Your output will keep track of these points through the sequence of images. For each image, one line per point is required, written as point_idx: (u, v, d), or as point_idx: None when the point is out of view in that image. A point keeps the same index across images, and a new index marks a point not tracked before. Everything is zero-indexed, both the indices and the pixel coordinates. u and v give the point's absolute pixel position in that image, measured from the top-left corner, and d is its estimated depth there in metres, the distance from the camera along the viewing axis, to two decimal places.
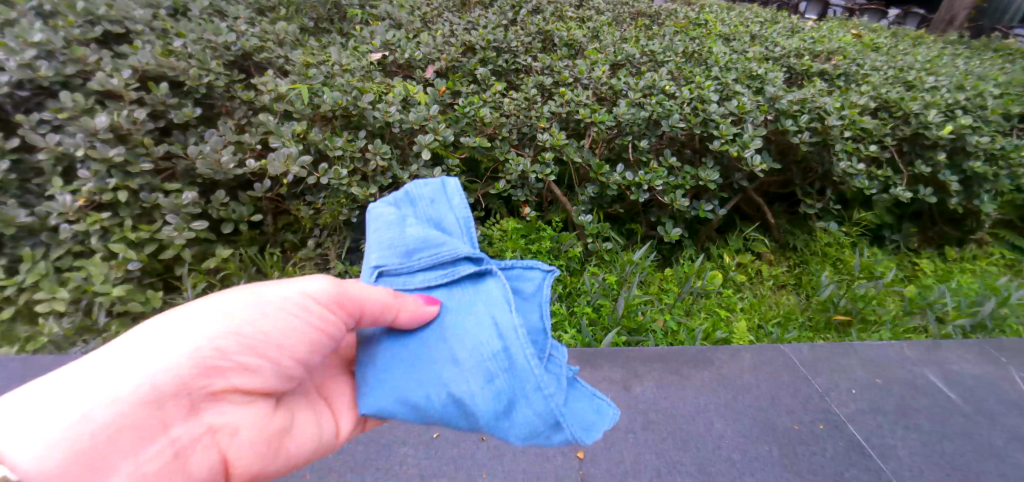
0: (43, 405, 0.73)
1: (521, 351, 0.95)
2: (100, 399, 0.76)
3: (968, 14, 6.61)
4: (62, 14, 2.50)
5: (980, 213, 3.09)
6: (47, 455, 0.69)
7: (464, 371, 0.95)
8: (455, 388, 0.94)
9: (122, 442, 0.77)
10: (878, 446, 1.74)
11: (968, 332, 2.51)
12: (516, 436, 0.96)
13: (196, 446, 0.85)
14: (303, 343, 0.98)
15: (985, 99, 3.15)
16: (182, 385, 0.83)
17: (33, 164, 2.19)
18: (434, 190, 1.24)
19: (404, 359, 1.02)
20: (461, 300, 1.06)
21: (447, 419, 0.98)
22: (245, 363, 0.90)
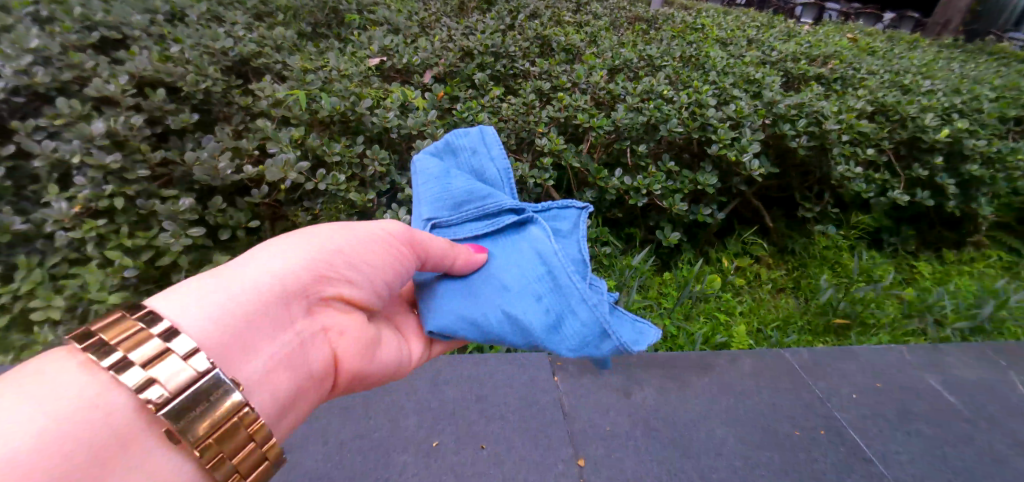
0: (204, 290, 0.85)
1: (562, 275, 1.30)
2: (246, 287, 0.89)
3: (962, 17, 6.65)
4: (58, 20, 2.49)
5: (977, 216, 3.10)
6: (205, 326, 0.80)
7: (519, 294, 1.28)
8: (514, 306, 1.26)
9: (263, 327, 0.88)
10: (880, 452, 1.73)
11: (967, 335, 2.51)
12: (563, 343, 1.25)
13: (315, 342, 0.97)
14: (389, 265, 1.14)
15: (981, 102, 3.16)
16: (303, 285, 0.97)
17: (29, 170, 2.18)
18: (469, 152, 1.58)
19: (465, 289, 1.30)
20: (505, 248, 1.39)
21: (506, 333, 1.25)
22: (348, 275, 1.05)
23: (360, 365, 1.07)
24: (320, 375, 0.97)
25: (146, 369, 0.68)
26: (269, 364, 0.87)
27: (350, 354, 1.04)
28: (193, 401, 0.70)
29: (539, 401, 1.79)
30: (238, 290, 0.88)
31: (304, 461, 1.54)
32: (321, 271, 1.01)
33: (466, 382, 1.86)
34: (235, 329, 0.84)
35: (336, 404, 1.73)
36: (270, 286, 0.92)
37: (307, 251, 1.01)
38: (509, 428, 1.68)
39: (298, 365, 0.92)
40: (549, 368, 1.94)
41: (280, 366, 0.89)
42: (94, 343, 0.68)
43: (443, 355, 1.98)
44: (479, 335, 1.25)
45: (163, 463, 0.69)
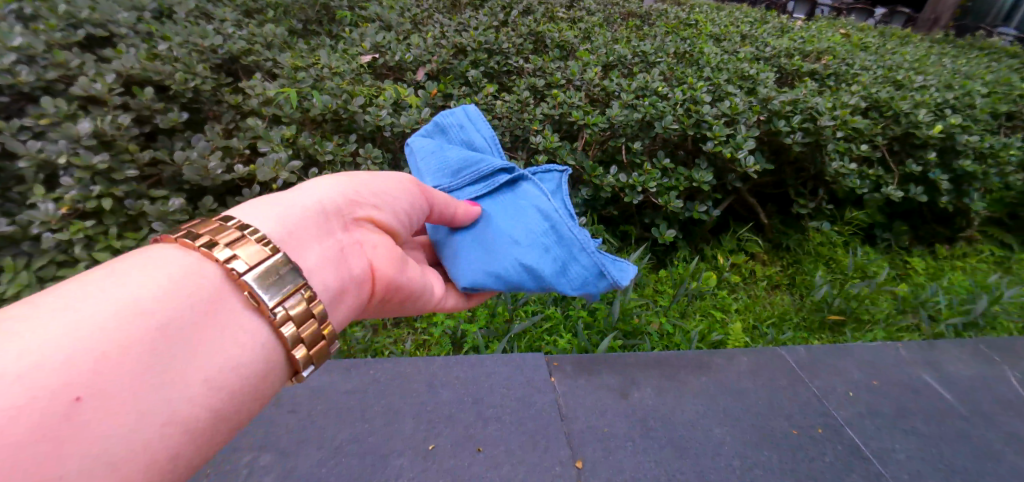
0: (260, 203, 0.89)
1: (562, 226, 1.40)
2: (298, 199, 0.94)
3: (952, 13, 6.69)
4: (42, 17, 2.44)
5: (970, 211, 3.13)
6: (270, 227, 0.84)
7: (528, 245, 1.37)
8: (527, 256, 1.35)
9: (314, 228, 0.91)
10: (877, 450, 1.74)
11: (960, 330, 2.52)
12: (571, 285, 1.39)
13: (358, 251, 0.99)
14: (414, 201, 1.19)
15: (973, 98, 3.17)
16: (345, 205, 1.01)
17: (13, 171, 2.13)
18: (460, 125, 1.69)
19: (480, 245, 1.37)
20: (505, 205, 1.47)
21: (523, 281, 1.35)
22: (382, 204, 1.10)
23: (398, 281, 1.09)
24: (364, 281, 0.99)
25: (227, 247, 0.74)
26: (320, 263, 0.89)
27: (391, 269, 1.06)
28: (267, 273, 0.74)
29: (536, 403, 1.78)
30: (280, 204, 0.90)
31: (299, 466, 1.52)
32: (353, 195, 1.04)
33: (463, 383, 1.85)
34: (285, 230, 0.86)
35: (331, 408, 1.72)
36: (310, 201, 0.95)
37: (336, 182, 1.05)
38: (506, 430, 1.67)
39: (346, 268, 0.94)
40: (546, 368, 1.94)
41: (330, 266, 0.90)
42: (184, 233, 0.75)
43: (439, 357, 1.97)
44: (500, 286, 1.34)
45: (245, 328, 0.72)
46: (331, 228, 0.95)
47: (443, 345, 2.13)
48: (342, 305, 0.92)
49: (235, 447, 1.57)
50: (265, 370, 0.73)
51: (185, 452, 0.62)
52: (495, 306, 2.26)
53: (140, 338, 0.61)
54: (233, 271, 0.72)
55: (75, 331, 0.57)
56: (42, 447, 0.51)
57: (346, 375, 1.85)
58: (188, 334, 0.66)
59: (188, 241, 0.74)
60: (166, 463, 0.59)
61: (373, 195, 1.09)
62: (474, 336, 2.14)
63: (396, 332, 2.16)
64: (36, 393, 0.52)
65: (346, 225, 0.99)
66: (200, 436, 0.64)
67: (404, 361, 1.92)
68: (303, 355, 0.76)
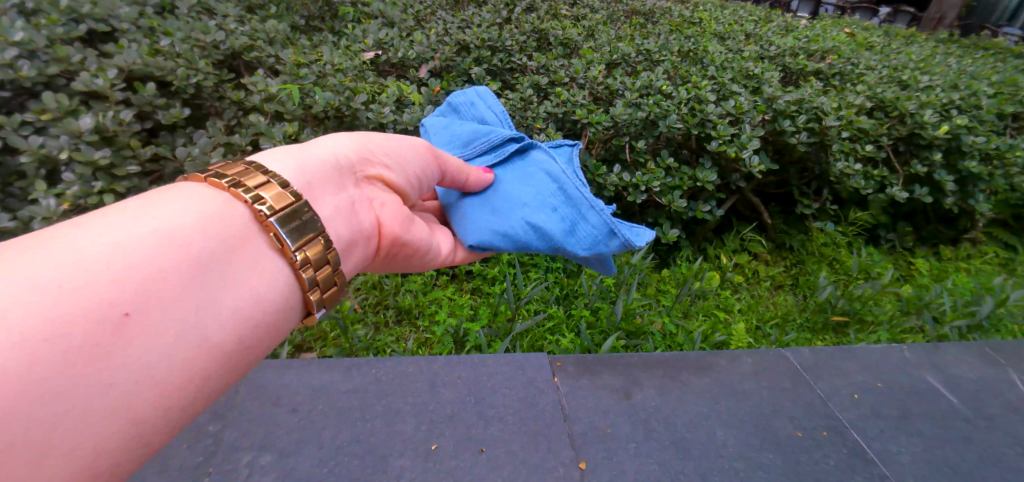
0: (279, 153, 0.92)
1: (571, 187, 1.39)
2: (314, 153, 0.96)
3: (957, 13, 6.66)
4: (44, 12, 2.43)
5: (975, 212, 3.11)
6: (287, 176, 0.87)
7: (536, 207, 1.38)
8: (534, 216, 1.36)
9: (328, 182, 0.94)
10: (880, 452, 1.73)
11: (965, 332, 2.50)
12: (580, 245, 1.35)
13: (368, 207, 1.02)
14: (425, 164, 1.21)
15: (979, 98, 3.15)
16: (358, 162, 1.03)
17: (14, 167, 2.12)
18: (471, 101, 1.78)
19: (489, 208, 1.41)
20: (516, 171, 1.49)
21: (531, 241, 1.36)
22: (393, 164, 1.12)
23: (406, 239, 1.12)
24: (374, 236, 1.02)
25: (253, 189, 0.78)
26: (334, 214, 0.91)
27: (399, 228, 1.08)
28: (288, 217, 0.78)
29: (538, 403, 1.78)
30: (298, 155, 0.93)
31: (300, 466, 1.52)
32: (367, 154, 1.06)
33: (465, 383, 1.84)
34: (302, 179, 0.88)
35: (332, 408, 1.71)
36: (325, 156, 0.97)
37: (351, 138, 1.07)
38: (508, 430, 1.67)
39: (357, 221, 0.96)
40: (548, 369, 1.92)
41: (343, 218, 0.93)
42: (213, 173, 0.79)
43: (441, 356, 1.96)
44: (509, 246, 1.36)
45: (271, 268, 0.76)
46: (344, 182, 0.98)
47: (446, 344, 2.12)
48: (353, 255, 0.95)
49: (237, 446, 1.57)
50: (287, 305, 0.78)
51: (214, 373, 0.67)
52: (498, 305, 2.25)
53: (177, 266, 0.66)
54: (261, 213, 0.76)
55: (120, 255, 0.62)
56: (92, 353, 0.56)
57: (347, 374, 1.84)
58: (218, 268, 0.70)
59: (217, 181, 0.78)
60: (200, 379, 0.64)
61: (386, 155, 1.11)
62: (476, 335, 2.13)
63: (398, 331, 2.18)
64: (91, 303, 0.57)
65: (359, 181, 1.02)
66: (230, 360, 0.69)
67: (407, 361, 1.91)
68: (317, 297, 0.81)
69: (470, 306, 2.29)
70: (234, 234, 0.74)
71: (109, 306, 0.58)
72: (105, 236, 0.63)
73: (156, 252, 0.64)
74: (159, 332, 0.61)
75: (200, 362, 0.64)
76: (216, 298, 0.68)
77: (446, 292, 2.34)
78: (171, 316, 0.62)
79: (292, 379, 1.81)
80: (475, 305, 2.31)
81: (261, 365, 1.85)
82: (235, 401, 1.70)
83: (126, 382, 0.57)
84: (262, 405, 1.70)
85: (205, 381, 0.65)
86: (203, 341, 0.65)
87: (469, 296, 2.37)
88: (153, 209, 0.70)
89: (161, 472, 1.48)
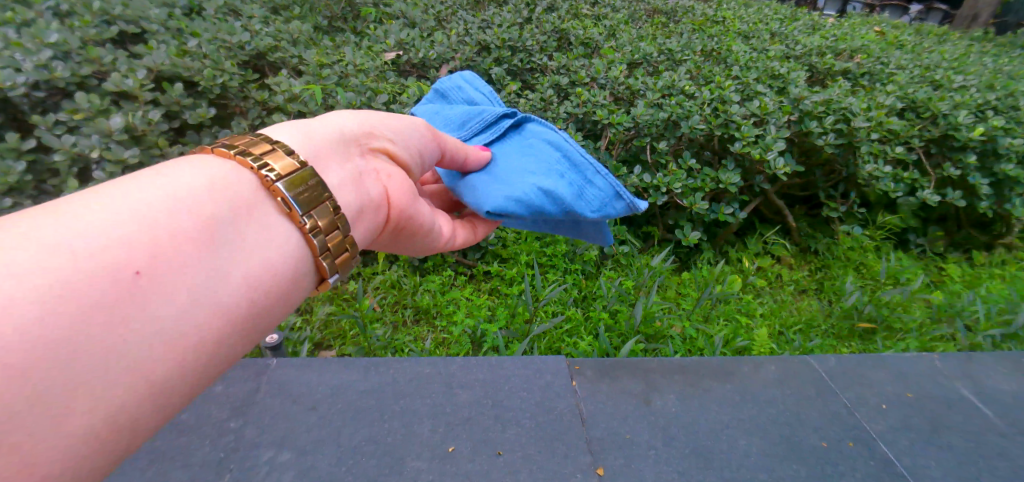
0: (286, 127, 0.89)
1: (572, 154, 1.43)
2: (321, 127, 0.93)
3: (993, 10, 6.41)
4: (78, 14, 2.50)
5: (1011, 217, 2.99)
6: (292, 147, 0.84)
7: (545, 174, 1.38)
8: (544, 181, 1.35)
9: (335, 153, 0.91)
10: (910, 466, 1.67)
11: (1000, 342, 2.40)
12: (590, 208, 1.40)
13: (376, 177, 0.98)
14: (428, 141, 1.19)
15: (1016, 99, 3.02)
16: (366, 134, 1.00)
17: (48, 164, 2.20)
18: (461, 84, 1.77)
19: (496, 179, 1.37)
20: (515, 145, 1.50)
21: (544, 205, 1.33)
22: (400, 136, 1.09)
23: (414, 210, 1.08)
24: (382, 206, 0.98)
25: (261, 157, 0.76)
26: (341, 184, 0.88)
27: (408, 200, 1.05)
28: (296, 181, 0.76)
29: (555, 408, 1.76)
30: (303, 127, 0.90)
31: (319, 465, 1.53)
32: (369, 126, 1.02)
33: (482, 386, 1.83)
34: (306, 149, 0.85)
35: (350, 408, 1.72)
36: (330, 128, 0.94)
37: (357, 113, 1.04)
38: (525, 435, 1.65)
39: (363, 190, 0.92)
40: (567, 373, 1.91)
41: (352, 188, 0.90)
42: (222, 145, 0.78)
43: (458, 358, 1.96)
44: (525, 211, 1.31)
45: (278, 237, 0.74)
46: (348, 153, 0.94)
47: (463, 344, 2.13)
48: (362, 223, 0.91)
49: (256, 443, 1.59)
50: (294, 276, 0.75)
51: (221, 344, 0.65)
52: (516, 307, 2.25)
53: (180, 232, 0.63)
54: (266, 177, 0.74)
55: (118, 227, 0.59)
56: (101, 330, 0.54)
57: (365, 373, 1.86)
58: (225, 240, 0.68)
59: (225, 151, 0.76)
60: (207, 352, 0.63)
61: (393, 127, 1.08)
62: (494, 336, 2.13)
63: (416, 330, 2.21)
64: (98, 274, 0.55)
65: (364, 152, 0.98)
66: (238, 330, 0.67)
67: (425, 362, 1.91)
68: (329, 263, 0.79)
69: (488, 306, 2.29)
70: (236, 200, 0.72)
71: (110, 278, 0.56)
72: (103, 208, 0.60)
73: (164, 225, 0.62)
74: (168, 304, 0.59)
75: (209, 329, 0.62)
76: (221, 265, 0.66)
77: (464, 292, 2.35)
78: (176, 284, 0.60)
79: (311, 378, 1.83)
80: (493, 306, 2.31)
81: (280, 363, 1.88)
82: (255, 398, 1.73)
83: (135, 358, 0.56)
84: (281, 403, 1.72)
85: (215, 349, 0.64)
86: (211, 307, 0.63)
87: (487, 297, 2.37)
88: (152, 178, 0.67)
89: (184, 466, 1.51)
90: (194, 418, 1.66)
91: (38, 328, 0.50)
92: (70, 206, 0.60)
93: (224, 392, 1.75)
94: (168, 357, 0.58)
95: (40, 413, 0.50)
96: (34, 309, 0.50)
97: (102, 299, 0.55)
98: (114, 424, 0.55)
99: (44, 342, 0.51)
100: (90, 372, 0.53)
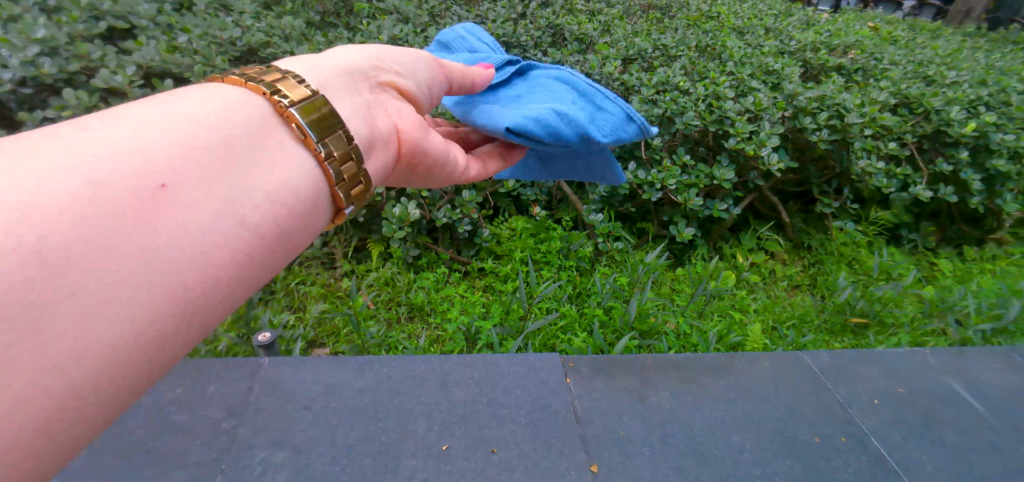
0: (294, 59, 0.81)
1: (579, 84, 1.41)
2: (330, 59, 0.85)
3: (986, 6, 6.43)
4: (66, 9, 2.46)
5: (1002, 212, 3.01)
6: (303, 75, 0.76)
7: (558, 102, 1.33)
8: (560, 106, 1.30)
9: (346, 85, 0.83)
10: (902, 461, 1.68)
11: (991, 336, 2.42)
12: (604, 132, 1.36)
13: (387, 112, 0.89)
14: (437, 79, 1.09)
15: (1009, 94, 3.04)
16: (377, 67, 0.91)
17: None
18: (461, 32, 1.70)
19: (509, 108, 1.29)
20: (520, 84, 1.45)
21: (564, 127, 1.27)
22: (410, 73, 0.99)
23: (428, 148, 0.99)
24: (395, 141, 0.89)
25: (274, 83, 0.69)
26: (350, 111, 0.79)
27: (422, 139, 0.96)
28: (312, 106, 0.69)
29: (550, 405, 1.76)
30: (311, 59, 0.82)
31: (313, 464, 1.53)
32: (376, 55, 0.93)
33: (477, 384, 1.83)
34: (316, 78, 0.78)
35: (344, 407, 1.71)
36: (338, 60, 0.85)
37: (365, 46, 0.95)
38: (520, 433, 1.65)
39: (375, 122, 0.84)
40: (562, 370, 1.91)
41: (364, 119, 0.81)
42: (235, 73, 0.71)
43: (453, 356, 1.96)
44: (546, 134, 1.23)
45: (301, 160, 0.67)
46: (359, 83, 0.86)
47: (457, 342, 2.13)
48: (375, 156, 0.82)
49: (251, 442, 1.58)
50: (320, 203, 0.69)
51: (253, 258, 0.60)
52: (511, 303, 2.24)
53: (199, 147, 0.59)
54: (279, 103, 0.67)
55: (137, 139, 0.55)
56: (125, 231, 0.50)
57: (359, 372, 1.85)
58: (247, 158, 0.62)
59: (237, 77, 0.70)
60: (240, 264, 0.58)
61: (402, 60, 0.99)
62: (488, 333, 2.12)
63: (410, 328, 2.21)
64: (117, 181, 0.51)
65: (374, 85, 0.89)
66: (270, 248, 0.62)
67: (419, 359, 1.91)
68: (348, 192, 0.71)
69: (482, 304, 2.29)
70: (253, 120, 0.66)
71: (132, 185, 0.52)
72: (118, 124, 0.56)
73: (183, 140, 0.58)
74: (194, 211, 0.54)
75: (239, 240, 0.58)
76: (248, 180, 0.61)
77: (459, 289, 2.36)
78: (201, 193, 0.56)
79: (305, 377, 1.82)
80: (487, 303, 2.31)
81: (274, 362, 1.87)
82: (249, 398, 1.73)
83: (165, 262, 0.52)
84: (276, 402, 1.72)
85: (244, 265, 0.59)
86: (239, 219, 0.58)
87: (481, 293, 2.39)
88: (166, 101, 0.63)
89: (178, 466, 1.50)
90: (188, 418, 1.65)
91: (61, 225, 0.47)
92: (79, 124, 0.55)
93: (218, 392, 1.75)
94: (201, 260, 0.54)
95: (68, 315, 0.46)
96: (56, 209, 0.47)
97: (118, 209, 0.50)
98: (148, 333, 0.51)
99: (69, 242, 0.47)
100: (119, 274, 0.49)
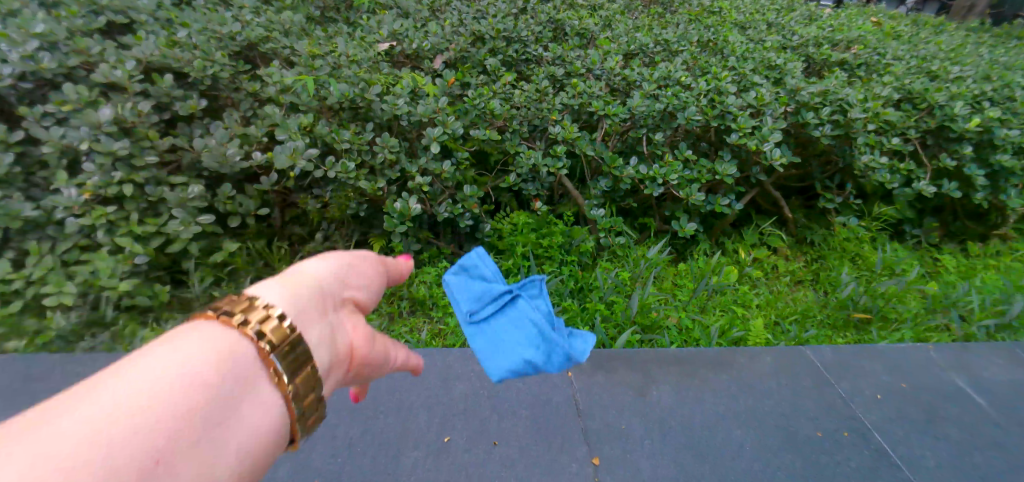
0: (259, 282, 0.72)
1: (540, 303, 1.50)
2: (294, 275, 0.76)
3: (990, 1, 6.39)
4: (65, 4, 2.46)
5: (1006, 208, 2.99)
6: (272, 301, 0.68)
7: (522, 335, 1.43)
8: (521, 341, 1.43)
9: (315, 305, 0.74)
10: (905, 457, 1.66)
11: (994, 332, 2.41)
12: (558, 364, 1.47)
13: (347, 330, 0.80)
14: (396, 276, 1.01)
15: (1013, 89, 3.01)
16: (343, 275, 0.84)
17: (37, 156, 2.19)
18: None
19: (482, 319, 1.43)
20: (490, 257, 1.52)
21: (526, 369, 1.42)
22: (375, 275, 0.92)
23: (384, 360, 0.88)
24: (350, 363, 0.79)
25: (253, 316, 0.62)
26: (318, 338, 0.71)
27: (379, 348, 0.86)
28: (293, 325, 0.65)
29: (552, 399, 1.75)
30: (277, 279, 0.74)
31: (313, 458, 1.52)
32: (351, 258, 0.89)
33: (478, 377, 1.83)
34: (290, 308, 0.69)
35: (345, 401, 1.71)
36: (305, 276, 0.78)
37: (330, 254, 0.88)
38: (521, 427, 1.64)
39: (334, 349, 0.74)
40: (563, 364, 1.90)
41: (326, 349, 0.73)
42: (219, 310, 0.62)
43: (454, 350, 1.96)
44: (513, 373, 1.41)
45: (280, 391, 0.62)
46: (324, 306, 0.77)
47: (459, 336, 2.11)
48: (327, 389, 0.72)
49: None
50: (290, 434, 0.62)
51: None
52: None
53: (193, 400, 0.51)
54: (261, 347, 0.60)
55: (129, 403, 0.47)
56: None
57: None
58: (235, 398, 0.56)
59: (205, 316, 0.62)
60: None
61: (365, 261, 0.92)
62: None
63: (411, 322, 2.21)
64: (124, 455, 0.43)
65: (340, 303, 0.81)
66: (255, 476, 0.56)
67: (422, 353, 1.93)
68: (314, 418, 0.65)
69: None
70: (234, 352, 0.59)
71: (138, 455, 0.44)
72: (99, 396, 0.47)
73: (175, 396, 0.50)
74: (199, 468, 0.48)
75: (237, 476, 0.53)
76: (238, 425, 0.55)
77: None
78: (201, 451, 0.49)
79: None
80: None
81: None
82: None
83: None
84: None
85: None
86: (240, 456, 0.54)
87: None
88: (134, 358, 0.53)
89: None
90: None
91: None
92: (34, 421, 0.45)
93: None
94: None
95: None
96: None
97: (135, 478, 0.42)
98: None
99: None
100: None
